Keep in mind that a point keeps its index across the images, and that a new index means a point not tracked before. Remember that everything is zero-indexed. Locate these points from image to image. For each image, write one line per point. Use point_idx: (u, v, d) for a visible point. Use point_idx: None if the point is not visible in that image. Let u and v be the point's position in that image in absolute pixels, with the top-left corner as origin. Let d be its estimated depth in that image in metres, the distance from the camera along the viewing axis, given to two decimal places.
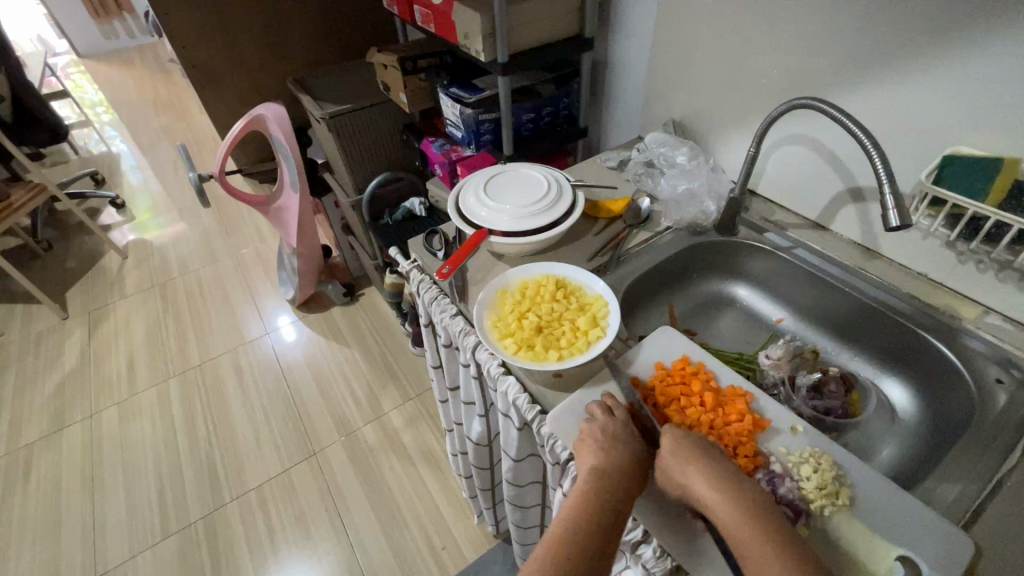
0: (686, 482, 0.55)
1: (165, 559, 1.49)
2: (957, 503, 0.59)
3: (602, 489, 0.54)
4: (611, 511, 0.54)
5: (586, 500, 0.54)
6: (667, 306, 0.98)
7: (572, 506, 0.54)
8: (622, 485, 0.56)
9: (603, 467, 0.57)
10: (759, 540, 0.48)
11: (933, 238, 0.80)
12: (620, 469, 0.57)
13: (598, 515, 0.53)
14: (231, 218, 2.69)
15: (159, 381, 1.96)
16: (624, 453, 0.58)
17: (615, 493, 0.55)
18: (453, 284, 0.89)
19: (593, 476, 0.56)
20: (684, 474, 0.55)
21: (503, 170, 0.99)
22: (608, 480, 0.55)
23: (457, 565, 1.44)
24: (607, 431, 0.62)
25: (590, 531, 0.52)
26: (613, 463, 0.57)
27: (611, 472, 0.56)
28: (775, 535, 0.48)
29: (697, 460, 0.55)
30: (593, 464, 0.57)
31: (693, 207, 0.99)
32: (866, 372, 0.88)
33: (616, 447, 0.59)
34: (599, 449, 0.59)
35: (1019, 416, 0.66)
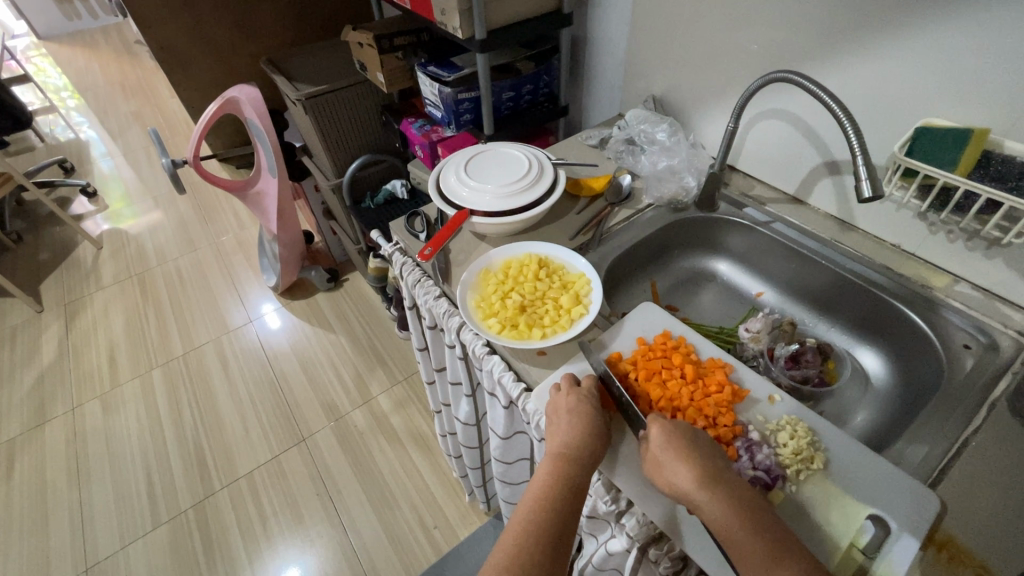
0: (675, 479, 0.55)
1: (157, 547, 1.49)
2: (924, 463, 0.62)
3: (562, 477, 0.58)
4: (567, 497, 0.57)
5: (547, 490, 0.57)
6: (649, 283, 0.99)
7: (531, 499, 0.58)
8: (581, 469, 0.59)
9: (566, 453, 0.59)
10: (745, 537, 0.50)
11: (906, 209, 0.82)
12: (584, 453, 0.60)
13: (558, 501, 0.57)
14: (208, 205, 2.63)
15: (142, 372, 1.93)
16: (589, 437, 0.61)
17: (574, 479, 0.58)
18: (436, 265, 0.89)
19: (554, 463, 0.59)
20: (675, 470, 0.55)
21: (483, 149, 0.98)
22: (569, 466, 0.59)
23: (449, 542, 1.47)
24: (580, 415, 0.63)
25: (549, 521, 0.55)
26: (575, 449, 0.60)
27: (573, 459, 0.59)
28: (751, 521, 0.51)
29: (690, 458, 0.56)
30: (558, 451, 0.60)
31: (674, 183, 1.00)
32: (842, 341, 0.90)
33: (581, 430, 0.61)
34: (563, 432, 0.62)
35: (985, 378, 0.69)
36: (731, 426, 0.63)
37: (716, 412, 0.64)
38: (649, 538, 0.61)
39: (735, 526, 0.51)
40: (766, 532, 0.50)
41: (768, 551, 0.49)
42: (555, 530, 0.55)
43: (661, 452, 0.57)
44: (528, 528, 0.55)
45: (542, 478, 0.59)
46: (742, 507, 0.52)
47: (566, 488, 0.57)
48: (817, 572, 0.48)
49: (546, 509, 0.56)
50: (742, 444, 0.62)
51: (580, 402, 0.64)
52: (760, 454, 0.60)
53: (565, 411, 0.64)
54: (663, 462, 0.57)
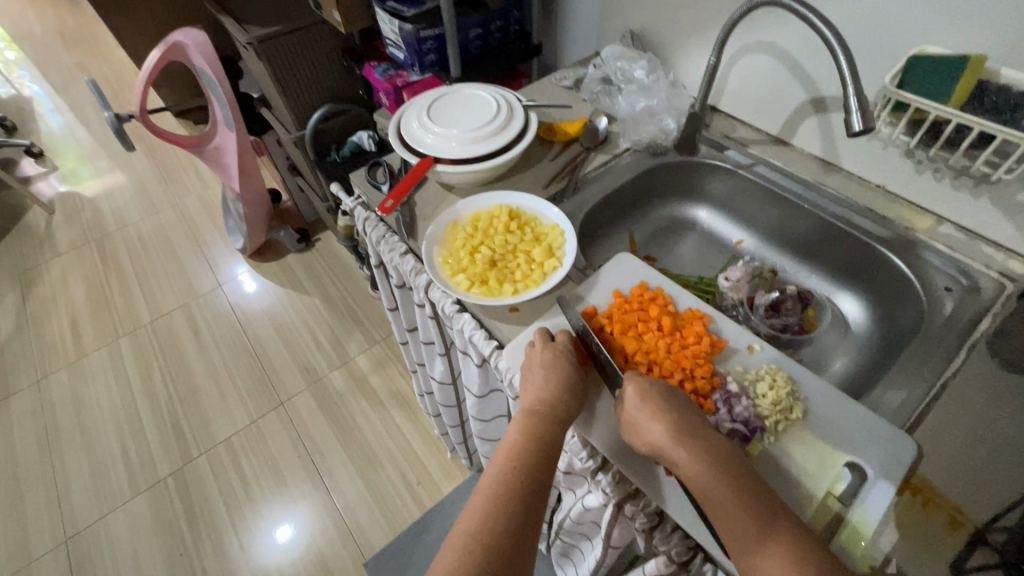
0: (653, 439, 0.53)
1: (138, 516, 1.48)
2: (902, 408, 0.61)
3: (535, 434, 0.56)
4: (540, 454, 0.55)
5: (519, 448, 0.55)
6: (627, 234, 0.95)
7: (502, 459, 0.55)
8: (555, 424, 0.57)
9: (539, 409, 0.57)
10: (724, 496, 0.49)
11: (892, 147, 0.78)
12: (560, 409, 0.58)
13: (531, 460, 0.54)
14: (166, 164, 2.47)
15: (109, 341, 1.86)
16: (564, 393, 0.58)
17: (548, 435, 0.56)
18: (401, 219, 0.83)
19: (527, 421, 0.57)
20: (651, 430, 0.53)
21: (447, 91, 0.90)
22: (542, 423, 0.56)
23: (433, 498, 1.48)
24: (555, 371, 0.60)
25: (521, 480, 0.53)
26: (549, 406, 0.57)
27: (546, 416, 0.57)
28: (728, 479, 0.49)
29: (667, 415, 0.54)
30: (531, 408, 0.58)
31: (652, 126, 0.94)
32: (823, 288, 0.88)
33: (555, 386, 0.59)
34: (537, 388, 0.59)
35: (965, 320, 0.67)
36: (708, 378, 0.61)
37: (694, 365, 0.62)
38: (625, 495, 0.60)
39: (716, 486, 0.49)
40: (747, 491, 0.49)
41: (749, 510, 0.47)
42: (529, 488, 0.53)
43: (637, 412, 0.55)
44: (500, 488, 0.52)
45: (514, 437, 0.56)
46: (721, 466, 0.50)
47: (539, 445, 0.55)
48: (794, 525, 0.47)
49: (520, 468, 0.54)
50: (721, 396, 0.60)
51: (555, 357, 0.62)
52: (738, 406, 0.59)
53: (538, 366, 0.61)
54: (639, 422, 0.55)
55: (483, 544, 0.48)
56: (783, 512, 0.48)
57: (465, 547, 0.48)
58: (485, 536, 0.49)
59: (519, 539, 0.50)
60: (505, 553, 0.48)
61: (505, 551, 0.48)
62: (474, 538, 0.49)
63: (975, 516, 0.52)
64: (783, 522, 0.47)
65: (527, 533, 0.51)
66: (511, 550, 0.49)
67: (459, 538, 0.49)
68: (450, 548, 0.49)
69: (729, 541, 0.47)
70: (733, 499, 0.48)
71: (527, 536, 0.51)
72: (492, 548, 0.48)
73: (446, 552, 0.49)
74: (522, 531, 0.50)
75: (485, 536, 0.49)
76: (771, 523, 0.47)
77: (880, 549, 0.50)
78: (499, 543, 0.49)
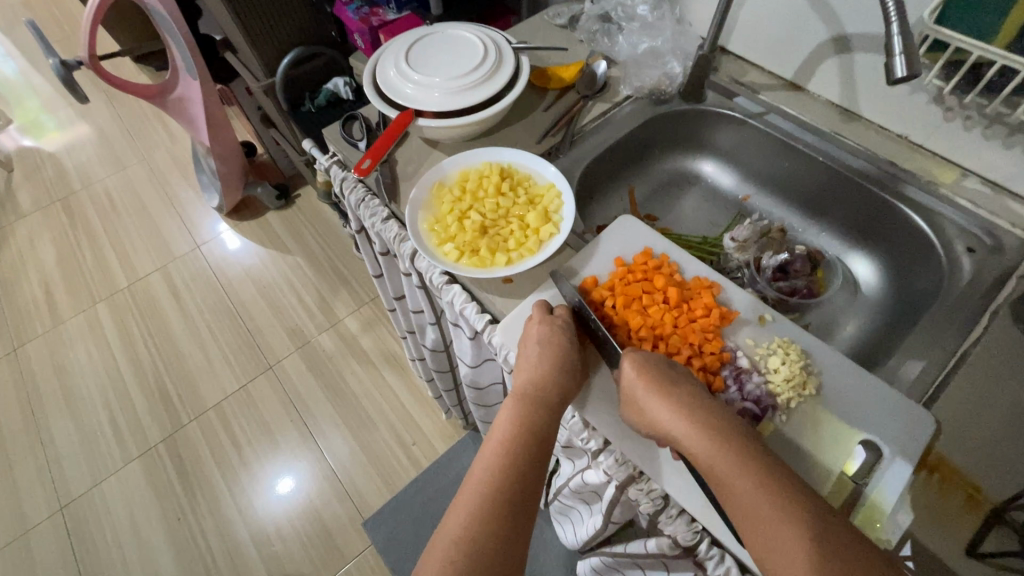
0: (653, 415, 0.50)
1: (132, 482, 1.47)
2: (919, 380, 0.58)
3: (527, 421, 0.52)
4: (532, 440, 0.51)
5: (511, 436, 0.51)
6: (627, 189, 0.88)
7: (492, 448, 0.51)
8: (548, 409, 0.53)
9: (531, 392, 0.54)
10: (733, 474, 0.45)
11: (921, 92, 0.71)
12: (554, 392, 0.54)
13: (523, 448, 0.51)
14: (129, 114, 2.30)
15: (85, 308, 1.79)
16: (558, 373, 0.54)
17: (540, 421, 0.52)
18: (380, 179, 0.76)
19: (519, 405, 0.53)
20: (651, 405, 0.50)
21: (428, 32, 0.80)
22: (535, 407, 0.53)
23: (429, 457, 1.48)
24: (549, 348, 0.56)
25: (512, 472, 0.49)
26: (543, 389, 0.54)
27: (539, 399, 0.53)
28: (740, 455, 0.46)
29: (666, 392, 0.50)
30: (524, 391, 0.54)
31: (656, 69, 0.85)
32: (832, 248, 0.83)
33: (548, 366, 0.54)
34: (531, 367, 0.55)
35: (988, 283, 0.63)
36: (717, 353, 0.57)
37: (702, 340, 0.58)
38: (629, 477, 0.56)
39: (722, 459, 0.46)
40: (755, 463, 0.45)
41: (758, 482, 0.44)
42: (520, 479, 0.49)
43: (634, 388, 0.52)
44: (489, 482, 0.48)
45: (506, 423, 0.53)
46: (727, 439, 0.47)
47: (531, 432, 0.52)
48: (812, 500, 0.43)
49: (511, 458, 0.50)
50: (729, 372, 0.56)
51: (549, 332, 0.57)
52: (749, 383, 0.55)
53: (532, 342, 0.57)
54: (638, 398, 0.52)
55: (470, 544, 0.45)
56: (796, 482, 0.44)
57: (452, 554, 0.45)
58: (471, 535, 0.45)
59: (508, 536, 0.46)
60: (493, 552, 0.45)
61: (495, 553, 0.45)
62: (460, 543, 0.45)
63: (992, 494, 0.50)
64: (797, 493, 0.43)
65: (520, 530, 0.47)
66: (500, 549, 0.45)
67: (445, 541, 0.46)
68: (438, 549, 0.45)
69: (740, 521, 0.44)
70: (740, 471, 0.45)
71: (517, 531, 0.47)
72: (481, 551, 0.45)
73: (430, 558, 0.45)
74: (513, 529, 0.47)
75: (473, 538, 0.45)
76: (784, 495, 0.43)
77: (896, 532, 0.48)
78: (489, 546, 0.45)
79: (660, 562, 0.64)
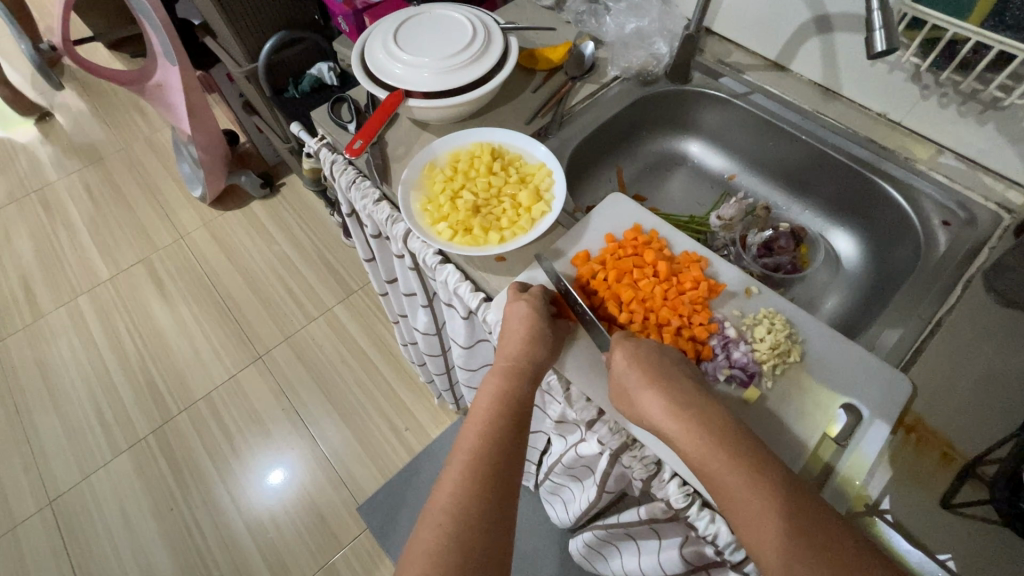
0: (645, 410, 0.51)
1: (122, 474, 1.46)
2: (897, 347, 0.60)
3: (507, 393, 0.54)
4: (513, 413, 0.53)
5: (491, 410, 0.53)
6: (616, 170, 0.89)
7: (476, 423, 0.53)
8: (527, 380, 0.55)
9: (510, 365, 0.55)
10: (722, 468, 0.46)
11: (899, 71, 0.73)
12: (532, 363, 0.56)
13: (507, 422, 0.52)
14: (106, 102, 2.24)
15: (66, 301, 1.75)
16: (534, 345, 0.56)
17: (518, 393, 0.54)
18: (371, 162, 0.76)
19: (501, 380, 0.55)
20: (643, 398, 0.51)
21: (415, 12, 0.80)
22: (515, 380, 0.55)
23: (421, 442, 1.49)
24: (526, 322, 0.57)
25: (497, 442, 0.51)
26: (522, 361, 0.56)
27: (518, 372, 0.55)
28: (729, 446, 0.47)
29: (657, 384, 0.51)
30: (505, 366, 0.56)
31: (642, 50, 0.86)
32: (815, 225, 0.85)
33: (525, 340, 0.56)
34: (511, 343, 0.56)
35: (963, 254, 0.66)
36: (706, 325, 0.59)
37: (691, 312, 0.60)
38: (622, 445, 0.58)
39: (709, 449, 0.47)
40: (738, 450, 0.46)
41: (738, 468, 0.45)
42: (504, 450, 0.51)
43: (627, 380, 0.53)
44: (473, 453, 0.50)
45: (489, 398, 0.54)
46: (713, 426, 0.48)
47: (513, 405, 0.54)
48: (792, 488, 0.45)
49: (494, 430, 0.52)
50: (718, 342, 0.58)
51: (525, 306, 0.58)
52: (736, 351, 0.57)
53: (511, 320, 0.58)
54: (631, 391, 0.53)
55: (459, 514, 0.46)
56: (774, 464, 0.46)
57: (440, 523, 0.46)
58: (461, 505, 0.47)
59: (496, 504, 0.48)
60: (482, 518, 0.46)
61: (481, 518, 0.46)
62: (448, 510, 0.46)
63: (965, 451, 0.53)
64: (776, 477, 0.45)
65: (505, 491, 0.49)
66: (488, 516, 0.47)
67: (434, 512, 0.47)
68: (430, 520, 0.46)
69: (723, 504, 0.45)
70: (724, 460, 0.46)
71: (505, 497, 0.49)
72: (468, 515, 0.46)
73: (421, 529, 0.47)
74: (499, 492, 0.48)
75: (459, 504, 0.47)
76: (759, 476, 0.45)
77: (875, 489, 0.51)
78: (477, 510, 0.47)
79: (653, 530, 0.67)
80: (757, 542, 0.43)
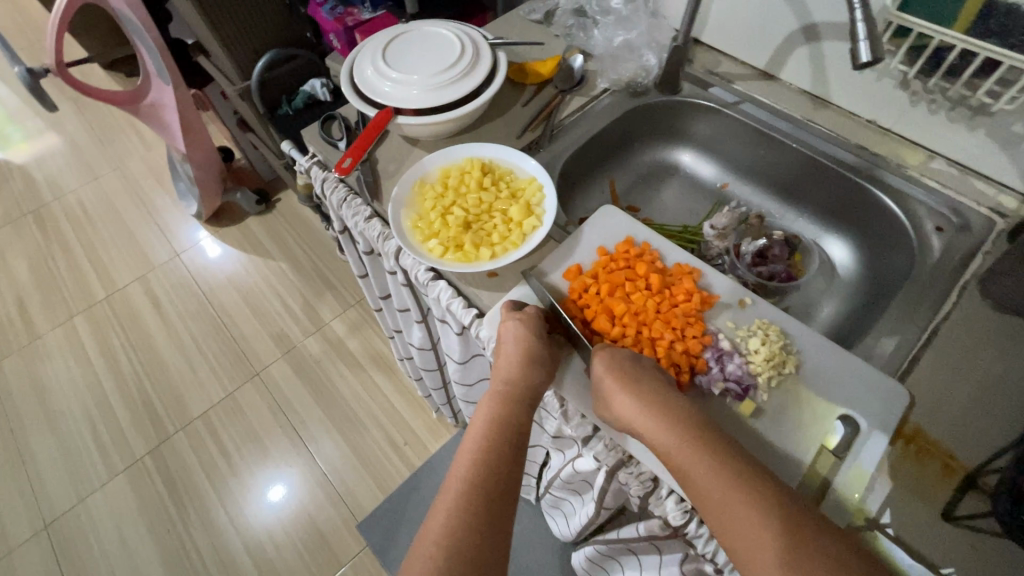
0: (625, 416, 0.51)
1: (119, 497, 1.44)
2: (894, 355, 0.60)
3: (503, 418, 0.54)
4: (508, 439, 0.53)
5: (485, 436, 0.53)
6: (608, 182, 0.89)
7: (470, 450, 0.52)
8: (523, 406, 0.55)
9: (505, 390, 0.55)
10: (702, 469, 0.46)
11: (887, 78, 0.74)
12: (529, 388, 0.55)
13: (500, 448, 0.52)
14: (101, 122, 2.24)
15: (62, 321, 1.74)
16: (530, 368, 0.55)
17: (514, 417, 0.54)
18: (362, 179, 0.76)
19: (496, 405, 0.55)
20: (622, 406, 0.51)
21: (404, 30, 0.80)
22: (510, 405, 0.54)
23: (421, 456, 1.48)
24: (521, 344, 0.56)
25: (490, 470, 0.50)
26: (518, 385, 0.55)
27: (513, 397, 0.55)
28: (709, 449, 0.47)
29: (634, 388, 0.51)
30: (500, 390, 0.55)
31: (632, 62, 0.87)
32: (808, 232, 0.85)
33: (520, 363, 0.55)
34: (505, 365, 0.56)
35: (957, 259, 0.66)
36: (700, 337, 0.58)
37: (684, 325, 0.59)
38: (619, 462, 0.57)
39: (686, 455, 0.47)
40: (715, 455, 0.46)
41: (716, 473, 0.45)
42: (498, 477, 0.50)
43: (603, 389, 0.53)
44: (466, 481, 0.49)
45: (483, 424, 0.54)
46: (690, 432, 0.48)
47: (508, 431, 0.53)
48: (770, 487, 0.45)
49: (487, 457, 0.51)
50: (712, 355, 0.57)
51: (519, 326, 0.58)
52: (731, 364, 0.57)
53: (506, 341, 0.58)
54: (608, 399, 0.52)
55: (451, 545, 0.45)
56: (752, 465, 0.46)
57: (432, 554, 0.45)
58: (453, 536, 0.46)
59: (490, 534, 0.47)
60: (474, 550, 0.45)
61: (475, 549, 0.45)
62: (440, 541, 0.46)
63: (965, 461, 0.52)
64: (756, 478, 0.45)
65: (500, 523, 0.48)
66: (481, 548, 0.46)
67: (426, 542, 0.46)
68: (422, 551, 0.46)
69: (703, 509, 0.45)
70: (701, 464, 0.46)
71: (500, 527, 0.48)
72: (461, 546, 0.45)
73: (413, 560, 0.46)
74: (492, 521, 0.47)
75: (451, 534, 0.46)
76: (738, 476, 0.45)
77: (875, 502, 0.50)
78: (469, 541, 0.46)
79: (653, 545, 0.66)
80: (740, 550, 0.42)
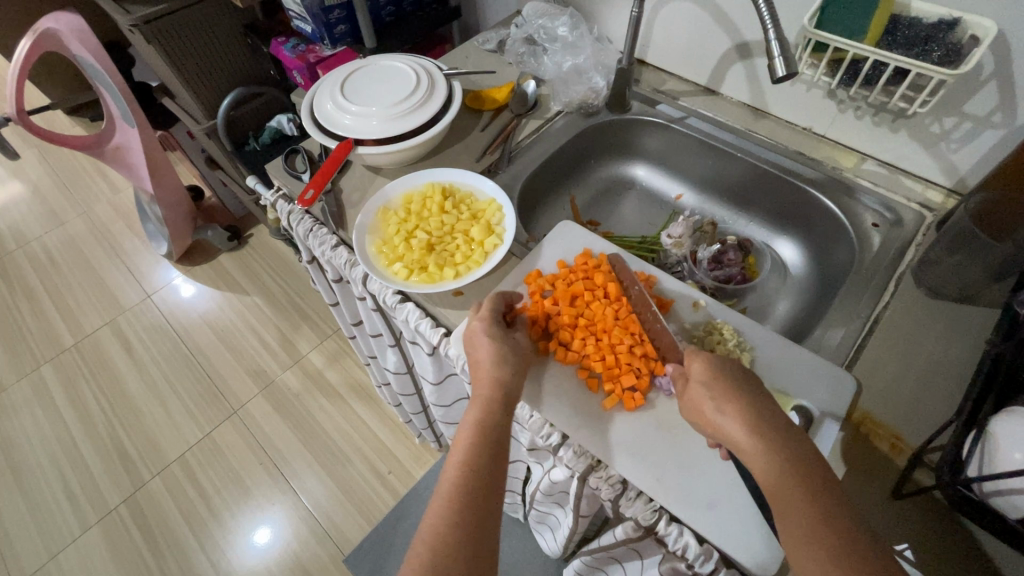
0: (722, 425, 0.49)
1: (92, 550, 1.39)
2: (841, 345, 0.63)
3: (485, 419, 0.54)
4: (492, 439, 0.53)
5: (472, 439, 0.53)
6: (568, 199, 0.93)
7: (456, 453, 0.52)
8: (504, 406, 0.55)
9: (488, 392, 0.55)
10: (795, 497, 0.43)
11: (816, 89, 0.79)
12: (506, 386, 0.56)
13: (485, 448, 0.52)
14: (66, 166, 2.22)
15: (28, 371, 1.70)
16: (504, 368, 0.57)
17: (500, 418, 0.54)
18: (327, 209, 0.77)
19: (481, 408, 0.54)
20: (727, 418, 0.48)
21: (362, 64, 0.83)
22: (494, 408, 0.54)
23: (405, 483, 1.47)
24: (492, 349, 0.58)
25: (475, 469, 0.50)
26: (496, 387, 0.56)
27: (495, 399, 0.55)
28: (808, 480, 0.44)
29: (736, 400, 0.49)
30: (483, 394, 0.55)
31: (582, 85, 0.91)
32: (760, 235, 0.90)
33: (500, 366, 0.57)
34: (486, 369, 0.57)
35: (893, 252, 0.71)
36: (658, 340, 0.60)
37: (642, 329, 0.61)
38: (588, 467, 0.58)
39: (776, 473, 0.45)
40: (808, 476, 0.44)
41: (796, 496, 0.43)
42: (483, 476, 0.50)
43: (702, 393, 0.51)
44: (454, 481, 0.50)
45: (469, 427, 0.54)
46: (780, 446, 0.46)
47: (492, 431, 0.53)
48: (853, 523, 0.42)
49: (473, 458, 0.51)
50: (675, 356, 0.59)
51: (487, 332, 0.59)
52: None
53: (476, 347, 0.59)
54: (707, 408, 0.50)
55: (438, 544, 0.46)
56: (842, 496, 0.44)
57: (419, 551, 0.46)
58: (441, 535, 0.46)
59: (477, 533, 0.47)
60: (459, 546, 0.46)
61: (460, 546, 0.46)
62: (427, 540, 0.46)
63: (912, 441, 0.55)
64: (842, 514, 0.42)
65: (485, 519, 0.48)
66: (468, 546, 0.46)
67: (416, 543, 0.47)
68: (412, 552, 0.46)
69: (786, 529, 0.43)
70: (791, 485, 0.44)
71: (485, 523, 0.48)
72: (446, 542, 0.46)
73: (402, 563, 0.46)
74: (478, 518, 0.48)
75: (438, 533, 0.46)
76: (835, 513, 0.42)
77: None
78: (455, 538, 0.46)
79: (632, 550, 0.66)
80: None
